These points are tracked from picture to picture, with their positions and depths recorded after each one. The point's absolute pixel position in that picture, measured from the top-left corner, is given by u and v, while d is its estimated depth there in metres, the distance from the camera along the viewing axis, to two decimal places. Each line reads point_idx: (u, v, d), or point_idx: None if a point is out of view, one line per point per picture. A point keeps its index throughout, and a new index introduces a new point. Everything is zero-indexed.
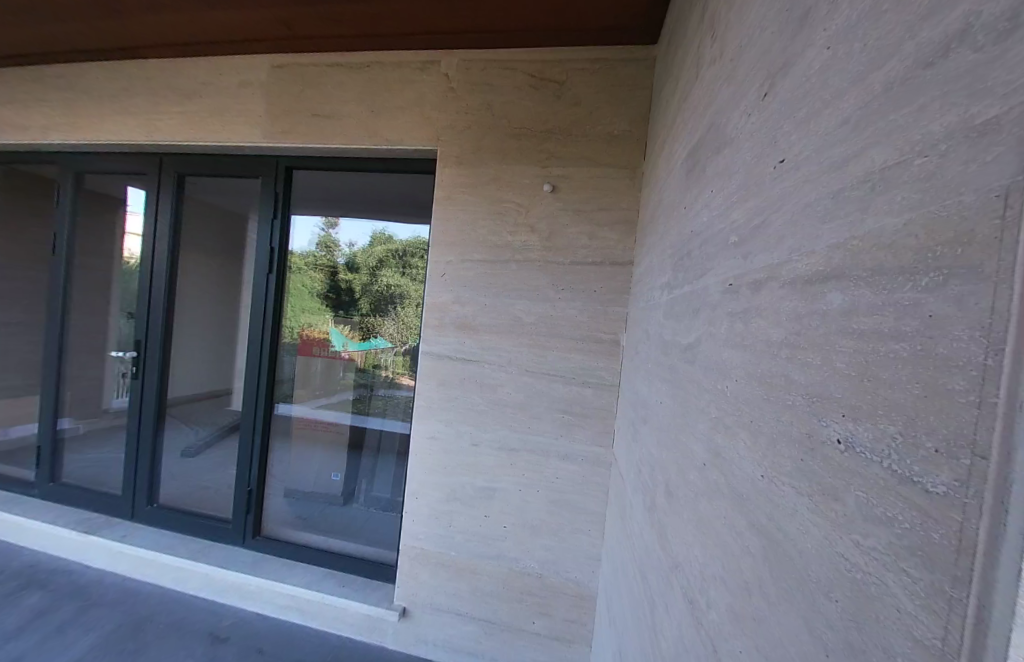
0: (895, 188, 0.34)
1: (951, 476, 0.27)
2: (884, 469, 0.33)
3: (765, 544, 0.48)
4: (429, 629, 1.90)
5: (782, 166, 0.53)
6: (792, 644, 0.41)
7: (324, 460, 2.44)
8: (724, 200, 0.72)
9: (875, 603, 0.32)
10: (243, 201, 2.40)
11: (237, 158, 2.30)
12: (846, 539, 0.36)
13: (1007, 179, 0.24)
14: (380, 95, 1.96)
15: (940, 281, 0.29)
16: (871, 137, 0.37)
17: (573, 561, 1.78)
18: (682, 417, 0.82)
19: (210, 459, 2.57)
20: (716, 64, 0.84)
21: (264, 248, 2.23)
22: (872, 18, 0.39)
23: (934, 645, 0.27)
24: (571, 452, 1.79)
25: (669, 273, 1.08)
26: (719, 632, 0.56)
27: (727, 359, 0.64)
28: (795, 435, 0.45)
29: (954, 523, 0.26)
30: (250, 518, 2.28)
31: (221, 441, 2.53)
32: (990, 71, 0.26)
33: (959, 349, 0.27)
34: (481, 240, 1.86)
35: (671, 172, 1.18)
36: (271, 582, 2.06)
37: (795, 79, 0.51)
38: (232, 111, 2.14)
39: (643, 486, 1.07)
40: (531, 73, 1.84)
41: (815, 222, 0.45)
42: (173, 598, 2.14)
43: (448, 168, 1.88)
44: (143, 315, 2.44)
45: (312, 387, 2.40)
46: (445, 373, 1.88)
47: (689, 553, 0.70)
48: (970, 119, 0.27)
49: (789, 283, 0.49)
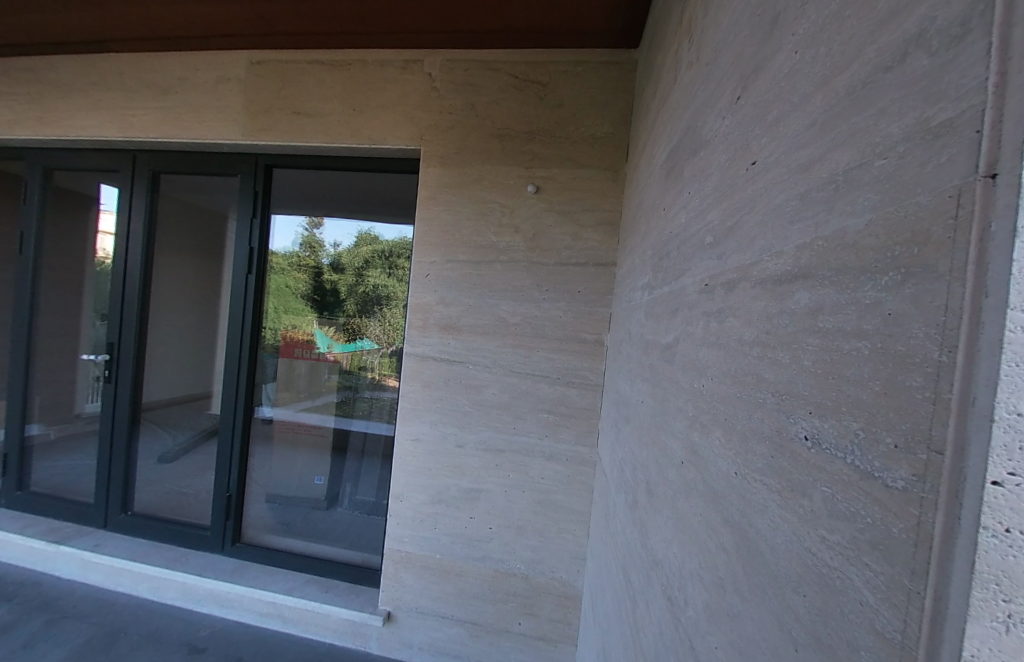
0: (857, 190, 0.35)
1: (909, 470, 0.27)
2: (848, 464, 0.33)
3: (738, 541, 0.49)
4: (414, 633, 1.88)
5: (753, 168, 0.54)
6: (762, 640, 0.42)
7: (306, 465, 2.38)
8: (701, 202, 0.73)
9: (839, 597, 0.33)
10: (220, 199, 2.35)
11: (215, 156, 2.25)
12: (813, 534, 0.36)
13: (959, 181, 0.25)
14: (362, 93, 1.94)
15: (898, 280, 0.30)
16: (834, 140, 0.38)
17: (558, 561, 1.78)
18: (662, 415, 0.83)
19: (187, 465, 2.49)
20: (694, 66, 0.85)
21: (242, 247, 2.19)
22: (836, 23, 0.39)
23: (895, 638, 0.27)
24: (556, 452, 1.79)
25: (649, 274, 1.09)
26: (696, 628, 0.57)
27: (703, 358, 0.64)
28: (766, 432, 0.45)
29: (912, 516, 0.27)
30: (230, 525, 2.23)
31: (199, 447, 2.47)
32: (944, 75, 0.27)
33: (916, 346, 0.28)
34: (465, 240, 1.85)
35: (651, 173, 1.18)
36: (253, 590, 2.02)
37: (766, 82, 0.53)
38: (210, 108, 2.10)
39: (625, 486, 1.08)
40: (514, 74, 1.84)
41: (784, 223, 0.46)
42: (148, 609, 2.07)
43: (431, 167, 1.87)
44: (116, 317, 2.36)
45: (295, 391, 2.35)
46: (430, 374, 1.87)
47: (667, 550, 0.71)
48: (926, 122, 0.28)
49: (759, 283, 0.50)
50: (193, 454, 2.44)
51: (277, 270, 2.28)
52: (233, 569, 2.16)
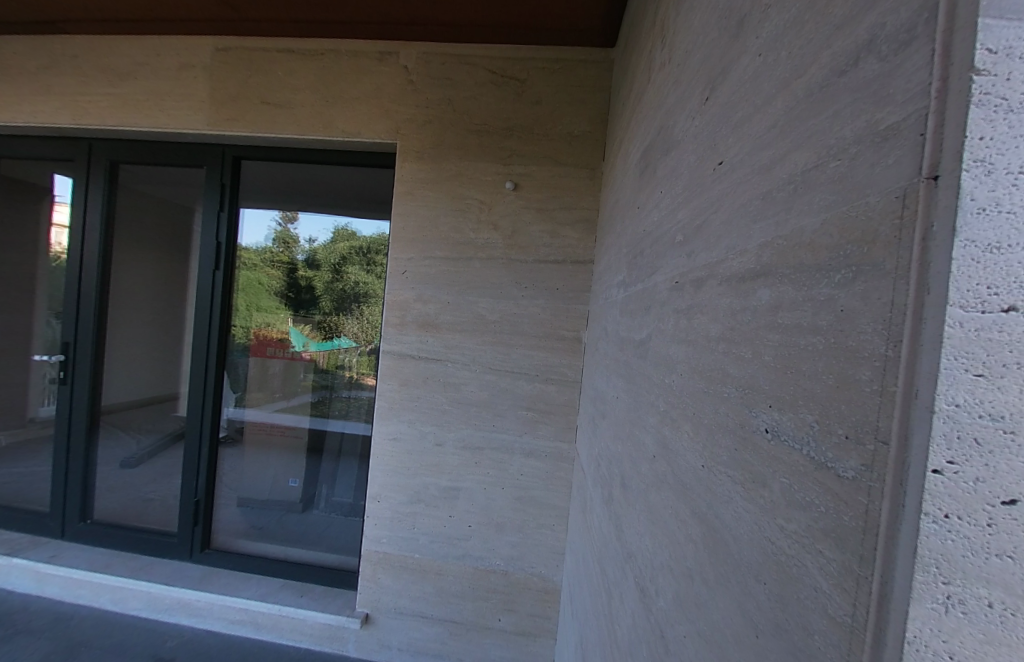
0: (813, 190, 0.36)
1: (859, 461, 0.29)
2: (803, 455, 0.34)
3: (705, 532, 0.50)
4: (393, 634, 1.86)
5: (720, 168, 0.55)
6: (727, 627, 0.43)
7: (280, 467, 2.31)
8: (672, 201, 0.74)
9: (796, 584, 0.34)
10: (184, 191, 2.24)
11: (178, 146, 2.15)
12: (772, 524, 0.38)
13: (904, 183, 0.26)
14: (335, 84, 1.89)
15: (849, 278, 0.31)
16: (794, 141, 0.39)
17: (538, 556, 1.79)
18: (635, 410, 0.84)
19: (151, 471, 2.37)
20: (665, 68, 0.87)
21: (207, 243, 2.09)
22: (794, 28, 0.41)
23: (845, 622, 0.28)
24: (535, 448, 1.80)
25: (624, 271, 1.10)
26: (666, 619, 0.58)
27: (674, 354, 0.66)
28: (730, 425, 0.47)
29: (861, 504, 0.28)
30: (198, 531, 2.15)
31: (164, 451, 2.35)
32: (891, 80, 0.28)
33: (865, 341, 0.29)
34: (443, 236, 1.83)
35: (626, 171, 1.20)
36: (224, 597, 1.96)
37: (732, 84, 0.54)
38: (173, 96, 2.00)
39: (602, 480, 1.09)
40: (492, 69, 1.82)
41: (747, 222, 0.47)
42: (111, 621, 1.98)
43: (408, 161, 1.84)
44: (70, 315, 2.23)
45: (268, 391, 2.29)
46: (407, 372, 1.85)
47: (640, 542, 0.72)
48: (875, 125, 0.29)
49: (724, 280, 0.51)
50: (158, 458, 2.33)
51: (248, 265, 2.20)
52: (203, 577, 2.08)
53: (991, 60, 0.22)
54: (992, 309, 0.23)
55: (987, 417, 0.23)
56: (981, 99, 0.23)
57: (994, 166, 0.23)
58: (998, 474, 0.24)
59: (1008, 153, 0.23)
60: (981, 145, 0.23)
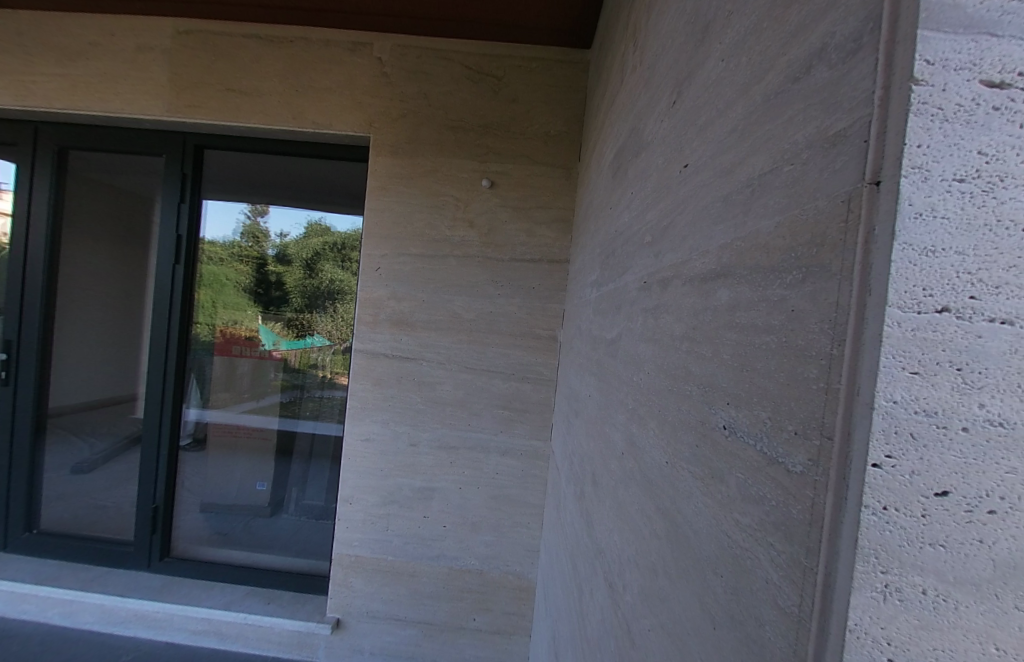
0: (768, 194, 0.37)
1: (806, 456, 0.30)
2: (757, 451, 0.35)
3: (668, 527, 0.51)
4: (365, 638, 1.83)
5: (686, 170, 0.56)
6: (688, 619, 0.44)
7: (247, 471, 2.21)
8: (641, 202, 0.75)
9: (749, 576, 0.35)
10: (142, 181, 2.11)
11: (137, 133, 2.04)
12: (729, 518, 0.39)
13: (851, 186, 0.27)
14: (304, 73, 1.83)
15: (800, 278, 0.32)
16: (753, 145, 0.40)
17: (513, 555, 1.80)
18: (606, 409, 0.85)
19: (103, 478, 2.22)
20: (637, 70, 0.88)
21: (167, 236, 2.01)
22: (753, 36, 0.42)
23: (793, 612, 0.29)
24: (510, 446, 1.80)
25: (598, 272, 1.11)
26: (632, 612, 0.59)
27: (641, 352, 0.67)
28: (692, 422, 0.47)
29: (808, 498, 0.29)
30: (157, 540, 2.06)
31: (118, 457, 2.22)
32: (840, 88, 0.29)
33: (813, 340, 0.30)
34: (418, 233, 1.80)
35: (600, 172, 1.21)
36: (185, 607, 1.88)
37: (697, 88, 0.55)
38: (129, 80, 1.89)
39: (575, 476, 1.10)
40: (468, 65, 1.81)
41: (709, 223, 0.48)
42: (59, 636, 1.86)
43: (381, 156, 1.80)
44: (14, 311, 2.09)
45: (236, 391, 2.17)
46: (380, 372, 1.81)
47: (609, 538, 0.73)
48: (825, 131, 0.30)
49: (688, 280, 0.52)
50: (113, 464, 2.20)
51: (213, 260, 2.11)
52: (163, 587, 1.99)
53: (928, 71, 0.24)
54: (927, 310, 0.24)
55: (922, 413, 0.25)
56: (920, 107, 0.24)
57: (930, 173, 0.24)
58: (933, 468, 0.26)
59: (940, 161, 0.24)
60: (918, 153, 0.24)
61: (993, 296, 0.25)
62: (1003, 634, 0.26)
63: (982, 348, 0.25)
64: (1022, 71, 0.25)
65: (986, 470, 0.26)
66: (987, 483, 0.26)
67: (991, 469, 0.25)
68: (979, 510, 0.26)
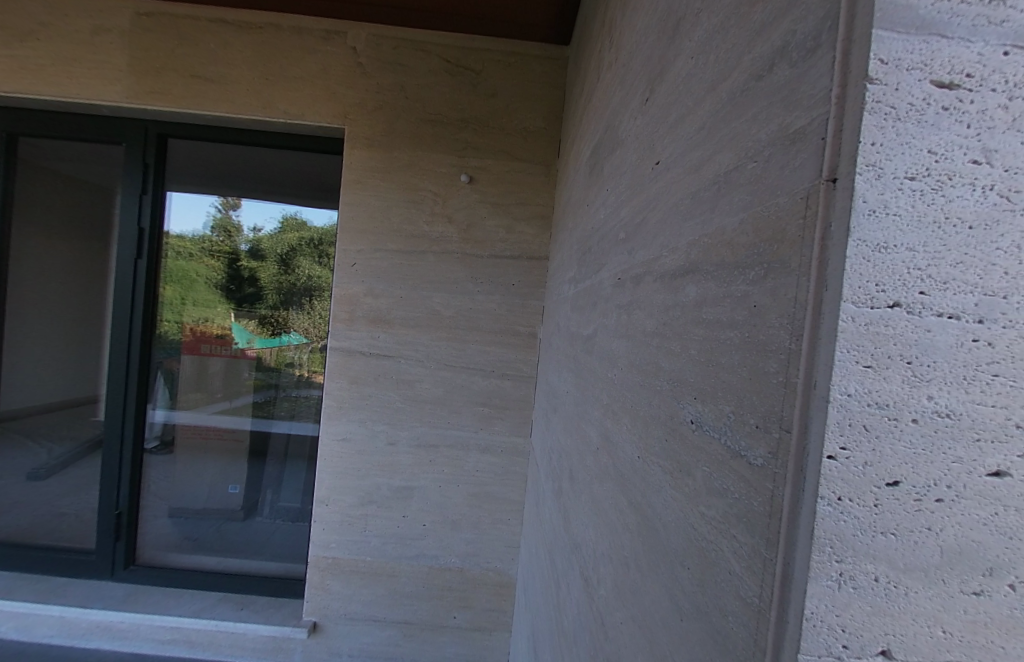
0: (733, 191, 0.38)
1: (767, 449, 0.30)
2: (721, 444, 0.36)
3: (639, 520, 0.51)
4: (343, 641, 1.80)
5: (657, 168, 0.56)
6: (657, 610, 0.44)
7: (218, 473, 2.14)
8: (616, 199, 0.76)
9: (714, 568, 0.35)
10: (101, 171, 2.00)
11: (91, 119, 1.92)
12: (696, 510, 0.39)
13: (808, 183, 0.28)
14: (275, 61, 1.77)
15: (762, 275, 0.32)
16: (719, 142, 0.41)
17: (493, 551, 1.80)
18: (582, 404, 0.86)
19: (57, 486, 2.09)
20: (613, 67, 0.88)
21: (129, 228, 1.91)
22: (721, 33, 0.42)
23: (754, 602, 0.30)
24: (490, 443, 1.79)
25: (575, 269, 1.10)
26: (606, 606, 0.60)
27: (615, 348, 0.67)
28: (662, 417, 0.48)
29: (768, 490, 0.30)
30: (120, 547, 1.97)
31: (72, 463, 2.08)
32: (800, 86, 0.29)
33: (774, 335, 0.30)
34: (395, 229, 1.77)
35: (578, 168, 1.21)
36: (152, 616, 1.82)
37: (667, 86, 0.55)
38: (85, 63, 1.78)
39: (553, 472, 1.10)
40: (446, 58, 1.78)
41: (679, 221, 0.48)
42: (15, 651, 1.77)
43: (356, 149, 1.76)
44: None
45: (208, 391, 2.11)
46: (357, 370, 1.78)
47: (585, 533, 0.74)
48: (786, 129, 0.31)
49: (659, 276, 0.53)
50: (72, 470, 2.08)
51: (183, 255, 2.04)
52: (127, 596, 1.91)
53: (882, 70, 0.24)
54: (879, 305, 0.25)
55: (875, 405, 0.26)
56: (874, 106, 0.24)
57: (882, 171, 0.25)
58: (888, 459, 0.26)
59: (892, 159, 0.25)
60: (872, 150, 0.25)
61: (941, 292, 0.26)
62: (948, 617, 0.27)
63: (932, 342, 0.26)
64: (969, 72, 0.26)
65: (933, 460, 0.27)
66: (934, 472, 0.27)
67: (936, 460, 0.26)
68: (928, 498, 0.26)
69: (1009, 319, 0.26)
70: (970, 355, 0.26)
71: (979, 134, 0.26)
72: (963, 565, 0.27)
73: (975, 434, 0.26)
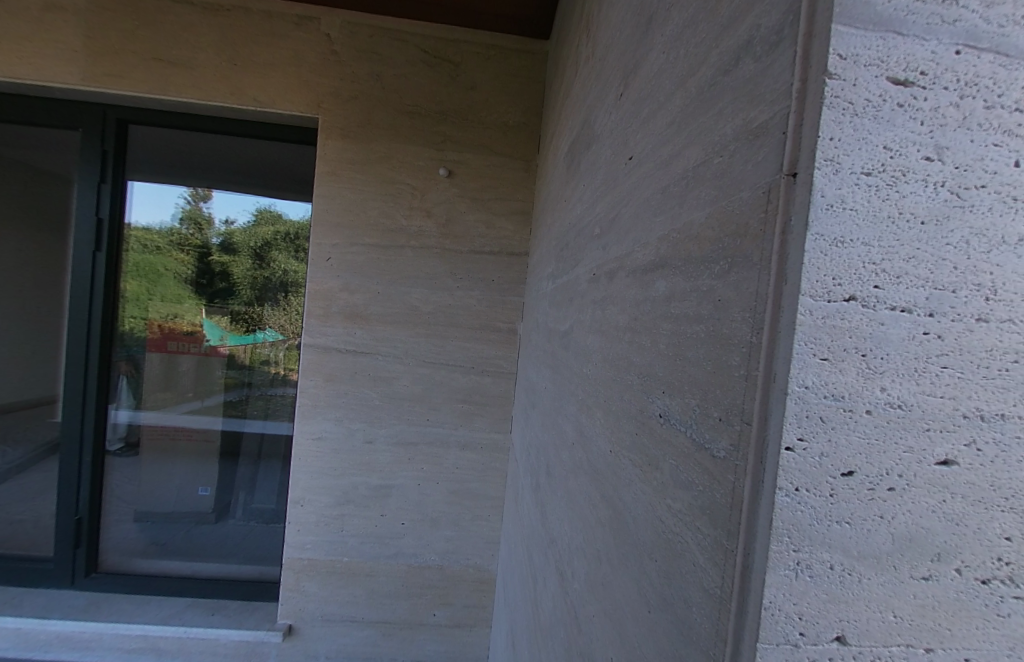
0: (701, 186, 0.38)
1: (728, 441, 0.30)
2: (687, 437, 0.36)
3: (611, 515, 0.52)
4: (320, 643, 1.77)
5: (630, 163, 0.56)
6: (626, 603, 0.45)
7: (187, 476, 2.04)
8: (591, 194, 0.75)
9: (679, 559, 0.36)
10: (56, 158, 1.90)
11: (44, 102, 1.81)
12: (663, 503, 0.39)
13: (770, 178, 0.28)
14: (245, 46, 1.70)
15: (726, 269, 0.32)
16: (688, 138, 0.41)
17: (473, 548, 1.80)
18: (559, 400, 0.85)
19: (9, 492, 1.98)
20: (590, 61, 0.87)
21: (86, 219, 1.84)
22: (690, 28, 0.42)
23: (716, 592, 0.30)
24: (470, 440, 1.79)
25: (553, 265, 1.10)
26: (579, 600, 0.60)
27: (590, 343, 0.67)
28: (633, 411, 0.48)
29: (729, 482, 0.30)
30: (81, 555, 1.89)
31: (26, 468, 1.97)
32: (763, 80, 0.29)
33: (736, 329, 0.30)
34: (372, 223, 1.73)
35: (556, 163, 1.20)
36: (117, 625, 1.75)
37: (640, 81, 0.55)
38: (36, 42, 1.68)
39: (531, 468, 1.10)
40: (424, 49, 1.75)
41: (649, 215, 0.48)
42: None
43: (332, 140, 1.71)
44: None
45: (177, 390, 2.01)
46: (333, 367, 1.74)
47: (561, 528, 0.74)
48: (749, 123, 0.31)
49: (631, 271, 0.53)
50: (27, 475, 1.97)
51: (151, 248, 1.95)
52: (90, 605, 1.83)
53: (840, 65, 0.24)
54: (836, 298, 0.25)
55: (831, 396, 0.26)
56: (833, 101, 0.25)
57: (840, 165, 0.25)
58: (845, 450, 0.27)
59: (848, 153, 0.25)
60: (830, 145, 0.25)
61: (894, 286, 0.27)
62: (899, 602, 0.28)
63: (886, 335, 0.27)
64: (923, 70, 0.26)
65: (886, 450, 0.27)
66: (887, 463, 0.27)
67: (889, 450, 0.27)
68: (880, 487, 0.27)
69: (957, 313, 0.27)
70: (921, 347, 0.27)
71: (932, 132, 0.26)
72: (914, 552, 0.28)
73: (925, 424, 0.27)
